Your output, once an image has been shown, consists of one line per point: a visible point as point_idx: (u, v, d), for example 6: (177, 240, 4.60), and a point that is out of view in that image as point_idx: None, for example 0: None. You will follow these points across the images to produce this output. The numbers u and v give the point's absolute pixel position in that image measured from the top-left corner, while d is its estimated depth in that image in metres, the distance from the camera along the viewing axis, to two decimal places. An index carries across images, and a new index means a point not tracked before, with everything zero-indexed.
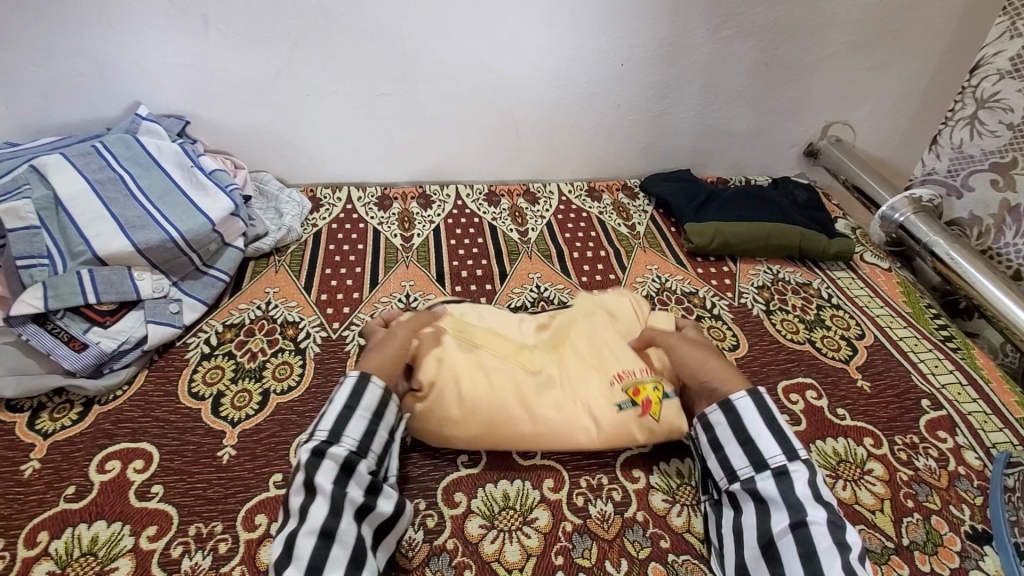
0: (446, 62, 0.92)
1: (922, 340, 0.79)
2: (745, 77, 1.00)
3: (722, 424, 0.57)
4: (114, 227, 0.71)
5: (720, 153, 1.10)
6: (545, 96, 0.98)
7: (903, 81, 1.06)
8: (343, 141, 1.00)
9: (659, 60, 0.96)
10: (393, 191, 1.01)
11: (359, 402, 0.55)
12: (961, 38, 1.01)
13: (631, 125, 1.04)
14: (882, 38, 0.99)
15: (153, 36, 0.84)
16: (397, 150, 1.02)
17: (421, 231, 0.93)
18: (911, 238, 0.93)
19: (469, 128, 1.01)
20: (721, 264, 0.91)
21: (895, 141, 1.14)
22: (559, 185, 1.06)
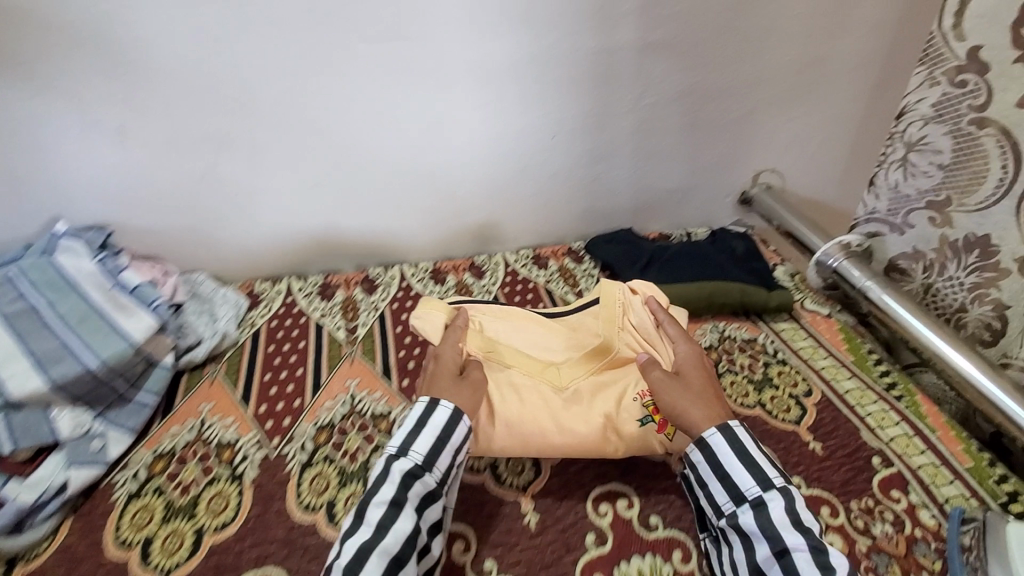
0: (378, 148, 0.92)
1: (867, 391, 0.81)
2: (674, 138, 1.03)
3: (701, 463, 0.63)
4: (26, 365, 0.68)
5: (659, 210, 1.12)
6: (481, 172, 0.99)
7: (825, 127, 1.10)
8: (280, 234, 0.98)
9: (589, 130, 0.98)
10: (336, 278, 0.97)
11: (451, 434, 0.64)
12: (873, 85, 1.06)
13: (570, 192, 1.05)
14: (799, 91, 1.03)
15: (67, 150, 0.82)
16: (337, 236, 1.00)
17: (365, 320, 0.90)
18: (845, 283, 0.96)
19: (408, 209, 1.00)
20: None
21: (826, 182, 1.18)
22: (504, 255, 1.05)
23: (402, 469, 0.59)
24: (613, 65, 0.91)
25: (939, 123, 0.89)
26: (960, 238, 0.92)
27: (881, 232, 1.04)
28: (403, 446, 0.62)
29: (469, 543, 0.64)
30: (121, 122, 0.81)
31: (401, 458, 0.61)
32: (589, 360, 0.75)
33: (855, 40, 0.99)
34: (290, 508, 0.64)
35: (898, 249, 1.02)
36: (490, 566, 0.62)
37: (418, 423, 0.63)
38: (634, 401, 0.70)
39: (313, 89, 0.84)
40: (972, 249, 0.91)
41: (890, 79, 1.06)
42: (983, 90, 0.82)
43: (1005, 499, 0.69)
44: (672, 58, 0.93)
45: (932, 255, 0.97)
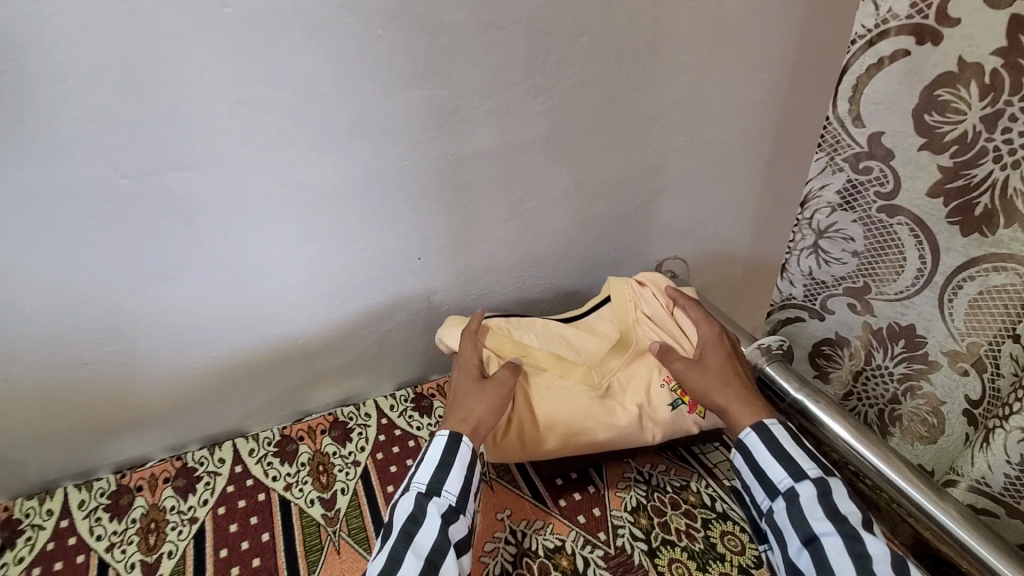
0: (181, 303, 0.70)
1: None
2: (564, 241, 0.89)
3: (741, 462, 0.67)
4: None
5: (558, 317, 0.97)
6: (332, 310, 0.79)
7: (729, 208, 1.00)
8: (51, 428, 0.72)
9: (461, 245, 0.81)
10: (136, 477, 0.72)
11: (455, 460, 0.64)
12: (771, 160, 0.97)
13: (449, 314, 0.87)
14: (693, 176, 0.92)
15: None
16: (143, 414, 0.76)
17: (173, 544, 0.66)
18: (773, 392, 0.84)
19: (241, 365, 0.78)
20: (585, 483, 0.74)
21: (738, 261, 1.09)
22: (377, 401, 0.84)
23: (433, 509, 0.60)
24: (474, 166, 0.75)
25: (847, 209, 0.75)
26: (883, 327, 0.78)
27: (801, 317, 0.89)
28: (434, 485, 0.62)
29: None
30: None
31: (434, 499, 0.61)
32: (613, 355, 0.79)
33: (744, 116, 0.89)
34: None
35: (821, 334, 0.87)
36: None
37: (434, 462, 0.64)
38: (662, 389, 0.75)
39: (64, 237, 0.61)
40: (900, 340, 0.77)
41: (783, 145, 0.97)
42: (891, 176, 0.68)
43: None
44: (544, 155, 0.78)
45: (858, 343, 0.83)
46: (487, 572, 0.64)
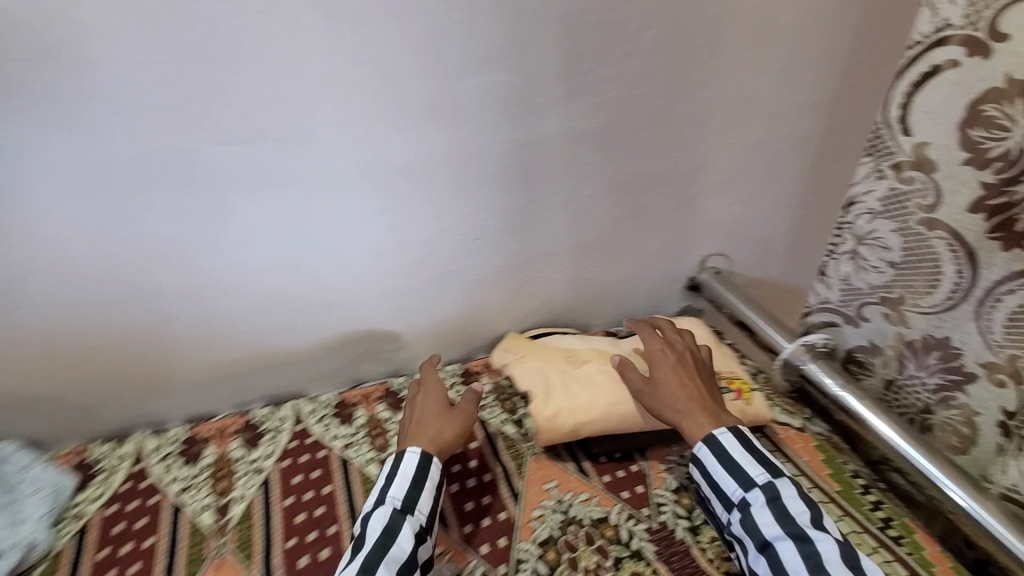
0: (257, 267, 0.75)
1: (864, 534, 0.71)
2: (612, 230, 0.91)
3: (699, 477, 0.68)
4: None
5: (601, 305, 1.00)
6: (391, 283, 0.83)
7: (772, 208, 1.02)
8: (126, 377, 0.76)
9: (516, 229, 0.85)
10: (205, 429, 0.77)
11: (426, 476, 0.65)
12: (816, 163, 1.00)
13: (500, 294, 0.90)
14: (739, 174, 0.95)
15: None
16: (209, 371, 0.80)
17: (242, 491, 0.70)
18: (815, 387, 0.87)
19: (303, 328, 0.82)
20: (629, 462, 0.77)
21: (776, 262, 1.11)
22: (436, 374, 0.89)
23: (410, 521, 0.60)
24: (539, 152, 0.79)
25: (888, 218, 0.76)
26: (917, 338, 0.77)
27: (835, 322, 0.88)
28: (407, 502, 0.62)
29: None
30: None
31: (407, 514, 0.61)
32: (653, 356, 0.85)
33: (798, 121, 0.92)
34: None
35: (855, 341, 0.86)
36: None
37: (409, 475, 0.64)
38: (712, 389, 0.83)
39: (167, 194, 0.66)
40: (934, 350, 0.75)
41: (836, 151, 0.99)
42: (932, 188, 0.70)
43: None
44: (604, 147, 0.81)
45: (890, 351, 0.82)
46: (535, 536, 0.68)
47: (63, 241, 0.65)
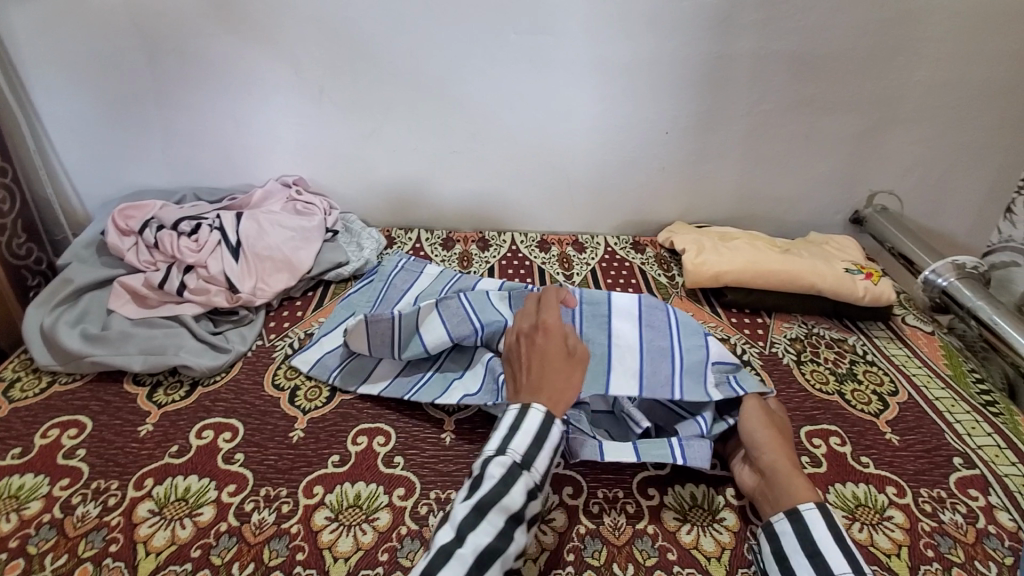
0: (393, 54, 1.02)
1: (960, 401, 0.80)
2: (596, 105, 1.08)
3: (819, 524, 0.55)
4: (438, 334, 0.78)
5: (573, 189, 1.18)
6: (429, 105, 1.08)
7: (734, 122, 1.11)
8: (255, 136, 1.12)
9: (554, 58, 1.03)
10: (284, 311, 0.96)
11: (549, 434, 0.59)
12: (787, 105, 1.10)
13: (460, 151, 1.13)
14: (710, 83, 1.06)
15: (218, 77, 1.05)
16: (240, 163, 1.15)
17: (317, 307, 0.97)
18: (955, 302, 0.96)
19: (321, 147, 1.13)
20: (756, 316, 0.97)
21: (743, 183, 1.19)
22: (513, 236, 1.18)
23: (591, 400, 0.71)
24: (729, 68, 1.05)
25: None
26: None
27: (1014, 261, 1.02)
28: (526, 457, 0.57)
29: (389, 439, 0.72)
30: (348, 101, 1.07)
31: (500, 454, 0.57)
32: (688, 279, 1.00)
33: (853, 104, 1.10)
34: (137, 398, 0.79)
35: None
36: (237, 458, 0.70)
37: (241, 235, 0.98)
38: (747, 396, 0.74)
39: (512, 71, 1.04)
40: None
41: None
42: None
43: (987, 400, 0.82)
44: (751, 114, 1.10)
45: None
46: (308, 329, 0.92)
47: (249, 54, 1.03)
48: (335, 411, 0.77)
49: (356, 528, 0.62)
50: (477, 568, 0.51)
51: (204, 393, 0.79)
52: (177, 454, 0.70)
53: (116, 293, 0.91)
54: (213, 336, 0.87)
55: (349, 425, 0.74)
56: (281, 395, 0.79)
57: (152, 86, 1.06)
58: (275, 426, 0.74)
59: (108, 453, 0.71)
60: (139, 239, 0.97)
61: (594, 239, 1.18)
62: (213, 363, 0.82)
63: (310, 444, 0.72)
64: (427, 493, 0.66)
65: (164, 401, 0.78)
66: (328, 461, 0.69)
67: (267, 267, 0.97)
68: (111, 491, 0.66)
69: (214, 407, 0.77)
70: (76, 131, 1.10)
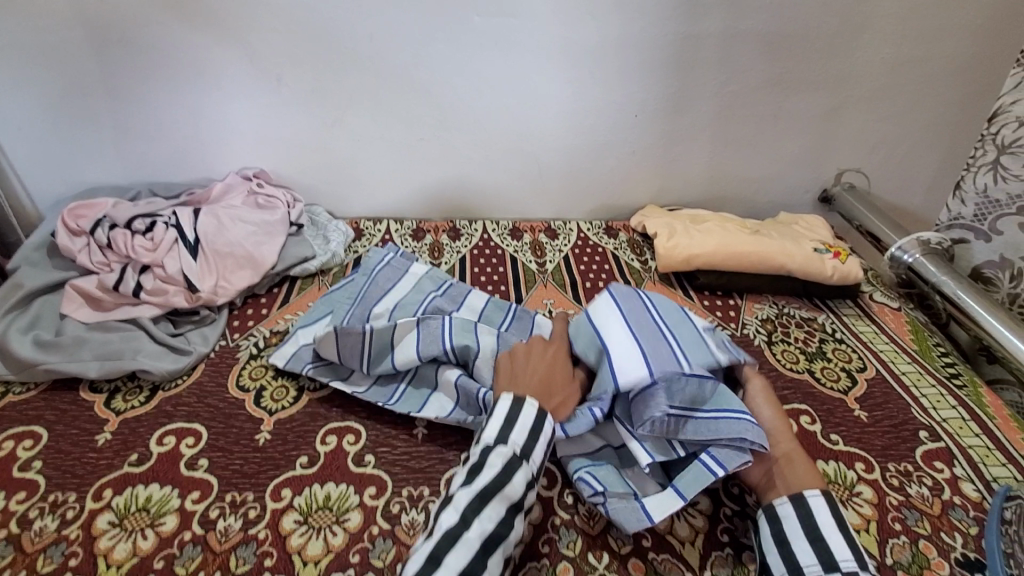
0: (354, 38, 0.99)
1: (925, 375, 0.82)
2: (565, 88, 1.06)
3: (824, 510, 0.54)
4: (409, 349, 0.75)
5: (545, 174, 1.17)
6: (393, 91, 1.05)
7: (705, 103, 1.10)
8: (213, 127, 1.07)
9: (521, 41, 1.01)
10: (249, 308, 0.93)
11: (547, 425, 0.60)
12: (757, 84, 1.09)
13: (428, 138, 1.10)
14: (679, 64, 1.05)
15: (170, 66, 1.00)
16: (199, 156, 1.10)
17: (283, 303, 0.95)
18: (919, 278, 0.95)
19: (283, 138, 1.09)
20: (727, 298, 0.97)
21: (715, 164, 1.18)
22: (484, 224, 1.16)
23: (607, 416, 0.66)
24: (698, 47, 1.04)
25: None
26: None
27: (966, 238, 0.94)
28: (527, 448, 0.58)
29: (359, 437, 0.71)
30: (308, 89, 1.04)
31: (499, 444, 0.57)
32: (661, 263, 1.00)
33: (820, 82, 1.10)
34: (94, 405, 0.75)
35: (985, 256, 0.91)
36: (201, 464, 0.67)
37: (198, 232, 0.95)
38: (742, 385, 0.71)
39: (476, 54, 1.01)
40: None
41: (986, 95, 1.14)
42: None
43: (949, 372, 0.83)
44: (720, 94, 1.09)
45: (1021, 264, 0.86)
46: (275, 327, 0.89)
47: (201, 40, 0.98)
48: (303, 410, 0.75)
49: (326, 530, 0.60)
50: (482, 555, 0.50)
51: (165, 397, 0.76)
52: (137, 463, 0.67)
53: (69, 297, 0.86)
54: (172, 338, 0.84)
55: (318, 424, 0.73)
56: (246, 397, 0.77)
57: (98, 75, 1.00)
58: (241, 429, 0.72)
59: (64, 463, 0.67)
60: (90, 239, 0.93)
61: (567, 225, 1.17)
62: (173, 366, 0.79)
63: (277, 445, 0.70)
64: (400, 491, 0.64)
65: (123, 408, 0.75)
66: (296, 462, 0.67)
67: (229, 264, 0.94)
68: (68, 503, 0.63)
69: (176, 412, 0.74)
70: (19, 125, 1.04)
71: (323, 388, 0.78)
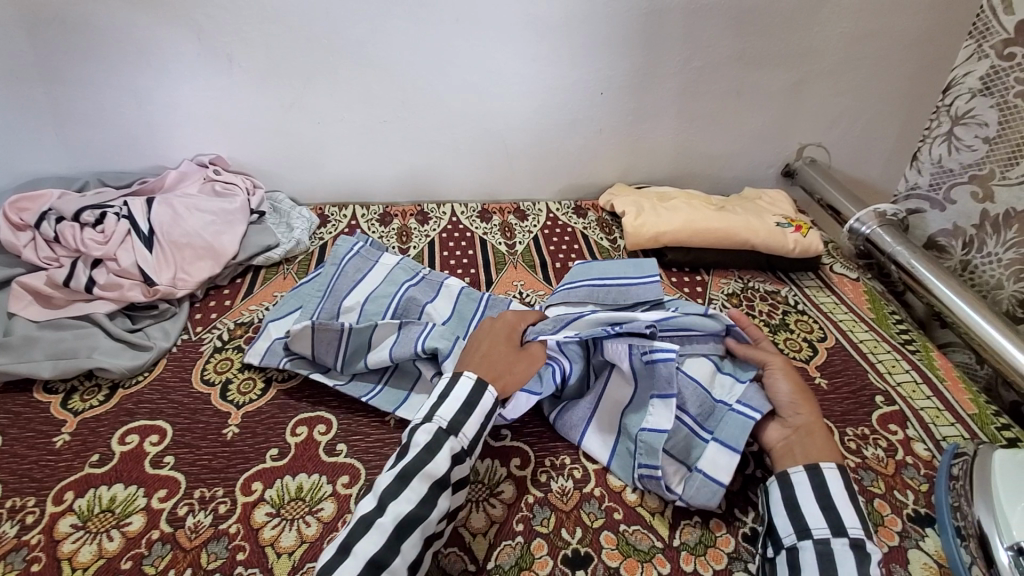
0: (309, 16, 0.95)
1: (882, 342, 0.85)
2: (529, 67, 1.05)
3: (835, 481, 0.56)
4: (387, 346, 0.74)
5: (513, 155, 1.16)
6: (354, 72, 1.01)
7: (670, 78, 1.10)
8: (163, 112, 1.02)
9: (482, 18, 0.98)
10: (211, 301, 0.90)
11: (478, 401, 0.60)
12: (721, 59, 1.09)
13: (391, 120, 1.08)
14: (644, 40, 1.04)
15: (114, 47, 0.95)
16: (150, 142, 1.06)
17: (247, 293, 0.92)
18: (877, 249, 1.00)
19: (239, 122, 1.05)
20: (695, 273, 0.99)
21: (682, 139, 1.19)
22: (452, 207, 1.15)
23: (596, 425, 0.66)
24: (662, 22, 1.03)
25: (986, 94, 0.87)
26: (999, 213, 0.87)
27: (921, 209, 1.01)
28: (453, 423, 0.58)
29: (330, 427, 0.70)
30: (262, 70, 1.00)
31: (425, 423, 0.57)
32: (629, 240, 1.01)
33: (782, 57, 1.11)
34: (50, 407, 0.72)
35: (939, 225, 0.99)
36: (166, 461, 0.66)
37: (153, 223, 0.91)
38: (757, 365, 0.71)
39: (438, 32, 0.99)
40: (1010, 223, 0.86)
41: (938, 68, 1.17)
42: None
43: (903, 337, 0.87)
44: (685, 70, 1.10)
45: (971, 231, 0.93)
46: (238, 319, 0.87)
47: (145, 19, 0.93)
48: (271, 402, 0.73)
49: (299, 521, 0.60)
50: (397, 537, 0.50)
51: (126, 395, 0.74)
52: (99, 463, 0.65)
53: (16, 294, 0.82)
54: (130, 334, 0.81)
55: (287, 416, 0.71)
56: (211, 392, 0.75)
57: (34, 58, 0.94)
58: (207, 423, 0.70)
59: (21, 467, 0.65)
60: (36, 234, 0.88)
61: (535, 206, 1.16)
62: (133, 363, 0.76)
63: (246, 439, 0.68)
64: (373, 478, 0.64)
65: (81, 408, 0.72)
66: (267, 455, 0.67)
67: (187, 255, 0.90)
68: (27, 508, 0.60)
69: (138, 409, 0.72)
70: None
71: (294, 378, 0.77)
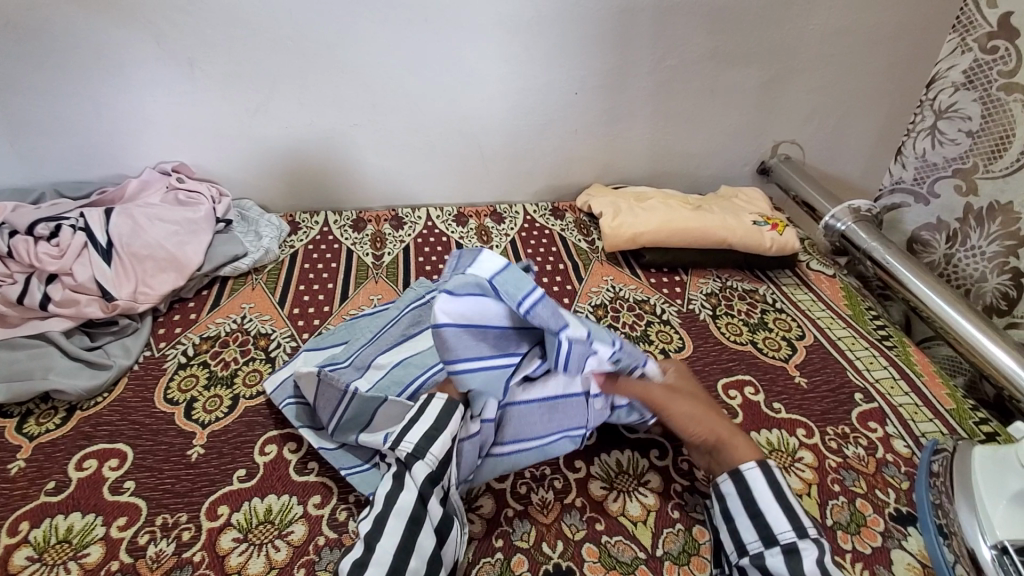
0: (274, 17, 0.92)
1: (860, 339, 0.85)
2: (504, 68, 1.03)
3: (757, 482, 0.55)
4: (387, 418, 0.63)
5: (488, 158, 1.14)
6: (323, 75, 0.99)
7: (644, 77, 1.09)
8: (122, 117, 0.98)
9: (455, 18, 0.96)
10: (176, 315, 0.87)
11: (448, 424, 0.57)
12: (693, 57, 1.09)
13: (364, 125, 1.05)
14: (617, 39, 1.04)
15: (68, 52, 0.90)
16: (111, 150, 1.01)
17: (214, 306, 0.89)
18: (851, 245, 1.01)
19: (204, 129, 1.02)
20: (673, 274, 0.98)
21: (657, 138, 1.18)
22: (428, 211, 1.13)
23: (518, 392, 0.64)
24: (637, 19, 1.02)
25: (970, 88, 0.89)
26: (982, 206, 0.88)
27: (907, 202, 1.03)
28: (417, 448, 0.55)
29: (301, 444, 0.68)
30: (227, 75, 0.96)
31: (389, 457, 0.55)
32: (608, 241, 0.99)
33: (754, 55, 1.11)
34: (3, 432, 0.68)
35: (923, 220, 1.00)
36: (126, 486, 0.62)
37: (112, 235, 0.88)
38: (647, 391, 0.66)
39: (410, 34, 0.97)
40: (993, 216, 0.86)
41: (906, 64, 1.18)
42: None
43: (880, 334, 0.87)
44: (657, 70, 1.09)
45: (954, 225, 0.93)
46: (203, 333, 0.84)
47: (101, 22, 0.89)
48: (239, 420, 0.70)
49: (267, 546, 0.57)
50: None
51: (84, 417, 0.70)
52: (55, 491, 0.62)
53: None
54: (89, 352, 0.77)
55: (254, 434, 0.69)
56: (175, 411, 0.71)
57: None
58: (170, 445, 0.67)
59: None
60: None
61: (512, 209, 1.15)
62: (91, 384, 0.73)
63: (212, 460, 0.65)
64: (346, 497, 0.62)
65: (37, 432, 0.68)
66: (233, 476, 0.64)
67: (149, 268, 0.87)
68: None
69: (96, 432, 0.68)
70: None
71: (261, 394, 0.74)
